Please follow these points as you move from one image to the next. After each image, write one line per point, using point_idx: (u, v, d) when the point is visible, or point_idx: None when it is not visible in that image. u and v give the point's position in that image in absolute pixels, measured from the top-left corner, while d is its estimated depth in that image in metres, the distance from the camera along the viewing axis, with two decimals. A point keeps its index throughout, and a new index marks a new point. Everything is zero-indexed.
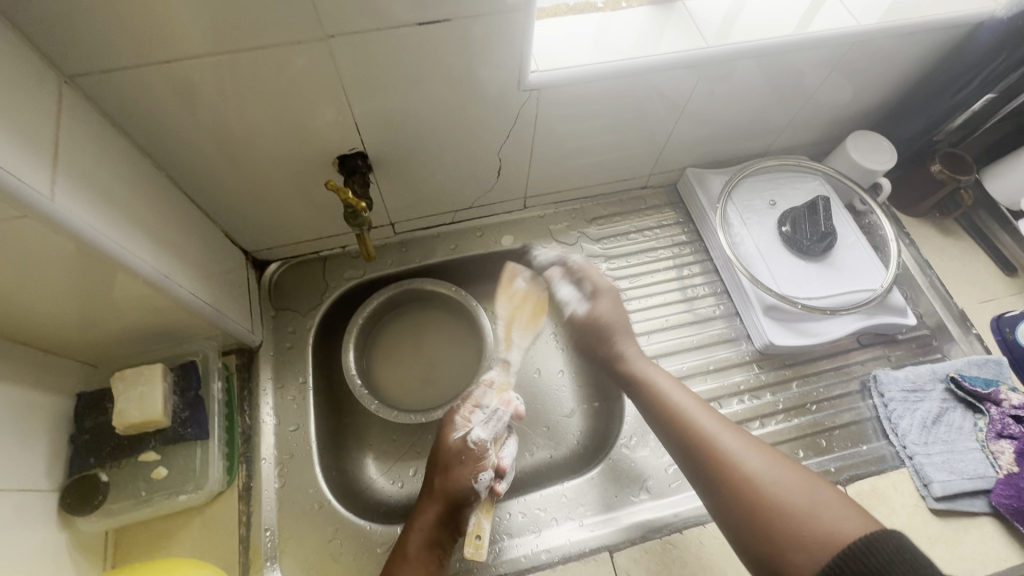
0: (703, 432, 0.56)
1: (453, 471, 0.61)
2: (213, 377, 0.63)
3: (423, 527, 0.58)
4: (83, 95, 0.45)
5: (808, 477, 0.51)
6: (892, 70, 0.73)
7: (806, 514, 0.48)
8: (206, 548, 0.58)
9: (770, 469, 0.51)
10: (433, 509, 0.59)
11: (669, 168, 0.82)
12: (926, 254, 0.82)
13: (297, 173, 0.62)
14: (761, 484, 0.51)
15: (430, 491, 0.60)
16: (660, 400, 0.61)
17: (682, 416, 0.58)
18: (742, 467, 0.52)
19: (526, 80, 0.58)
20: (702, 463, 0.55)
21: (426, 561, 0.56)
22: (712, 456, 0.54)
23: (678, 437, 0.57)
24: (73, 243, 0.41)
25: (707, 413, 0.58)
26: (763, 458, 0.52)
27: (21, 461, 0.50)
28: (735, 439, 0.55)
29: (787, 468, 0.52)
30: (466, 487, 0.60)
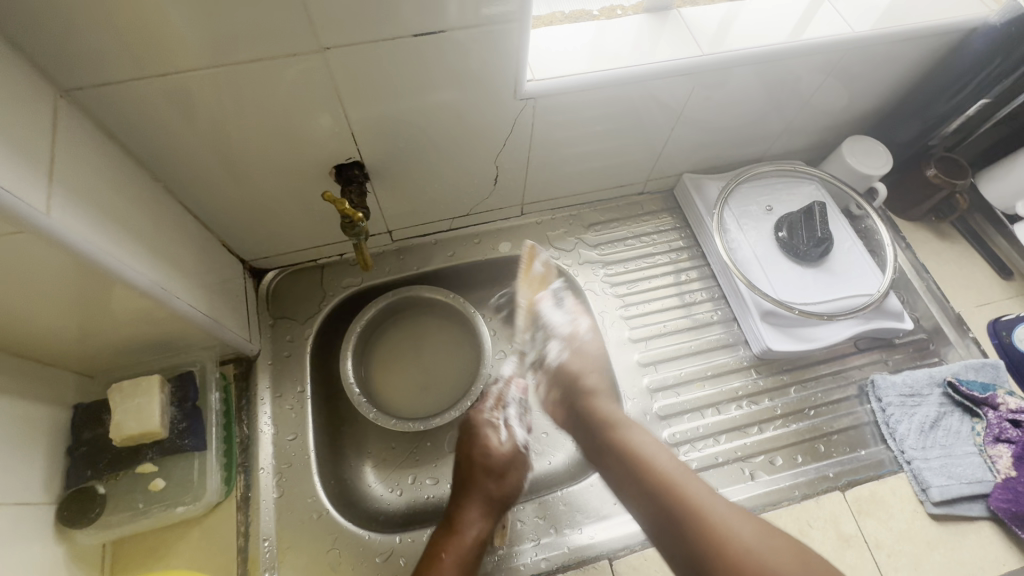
0: (690, 502, 0.54)
1: (495, 472, 0.64)
2: (210, 387, 0.64)
3: (467, 528, 0.59)
4: (79, 109, 0.46)
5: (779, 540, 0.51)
6: (887, 75, 0.73)
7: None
8: (204, 559, 0.58)
9: (751, 535, 0.51)
10: (479, 512, 0.60)
11: (666, 174, 0.83)
12: (922, 257, 0.82)
13: (294, 182, 0.62)
14: (754, 559, 0.49)
15: (473, 492, 0.62)
16: (643, 465, 0.59)
17: (666, 482, 0.57)
18: (732, 539, 0.51)
19: (522, 89, 0.58)
20: (687, 534, 0.53)
21: (466, 562, 0.57)
22: (701, 528, 0.52)
23: (661, 506, 0.55)
24: (69, 257, 0.41)
25: (691, 479, 0.57)
26: (755, 529, 0.51)
27: (17, 474, 0.50)
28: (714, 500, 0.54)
29: (777, 538, 0.51)
30: (507, 492, 0.63)
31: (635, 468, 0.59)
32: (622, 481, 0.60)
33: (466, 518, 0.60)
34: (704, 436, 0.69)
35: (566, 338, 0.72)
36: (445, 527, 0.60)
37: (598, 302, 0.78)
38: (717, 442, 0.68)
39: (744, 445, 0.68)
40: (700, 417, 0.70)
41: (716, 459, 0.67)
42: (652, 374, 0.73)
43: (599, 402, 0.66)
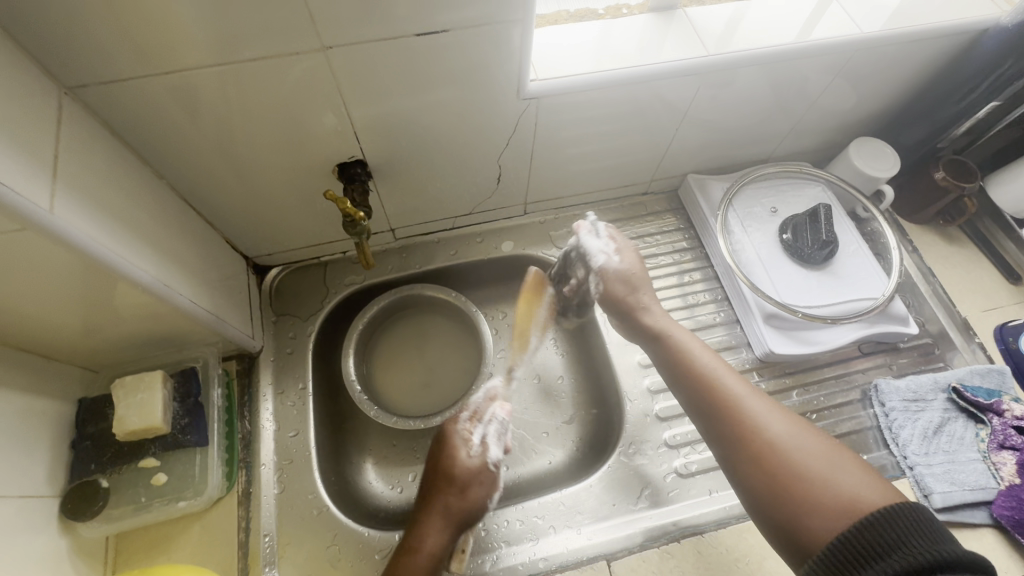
0: (726, 395, 0.53)
1: (460, 491, 0.57)
2: (213, 383, 0.64)
3: (423, 548, 0.54)
4: (83, 106, 0.46)
5: (831, 446, 0.48)
6: (897, 76, 0.72)
7: (827, 476, 0.46)
8: (205, 553, 0.58)
9: (798, 437, 0.49)
10: (436, 531, 0.55)
11: (671, 175, 0.82)
12: (929, 261, 0.81)
13: (297, 179, 0.62)
14: (787, 447, 0.48)
15: (432, 510, 0.56)
16: (686, 362, 0.58)
17: (707, 381, 0.55)
18: (766, 430, 0.50)
19: (526, 88, 0.58)
20: (721, 425, 0.52)
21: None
22: (735, 421, 0.51)
23: (701, 401, 0.55)
24: (71, 253, 0.41)
25: (731, 376, 0.55)
26: (787, 423, 0.50)
27: (22, 467, 0.50)
28: (758, 403, 0.52)
29: (810, 433, 0.49)
30: (468, 514, 0.57)
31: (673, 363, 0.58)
32: (668, 375, 0.59)
33: (423, 536, 0.54)
34: None
35: (600, 273, 0.65)
36: (402, 546, 0.54)
37: None
38: None
39: None
40: None
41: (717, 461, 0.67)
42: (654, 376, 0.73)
43: (645, 314, 0.63)
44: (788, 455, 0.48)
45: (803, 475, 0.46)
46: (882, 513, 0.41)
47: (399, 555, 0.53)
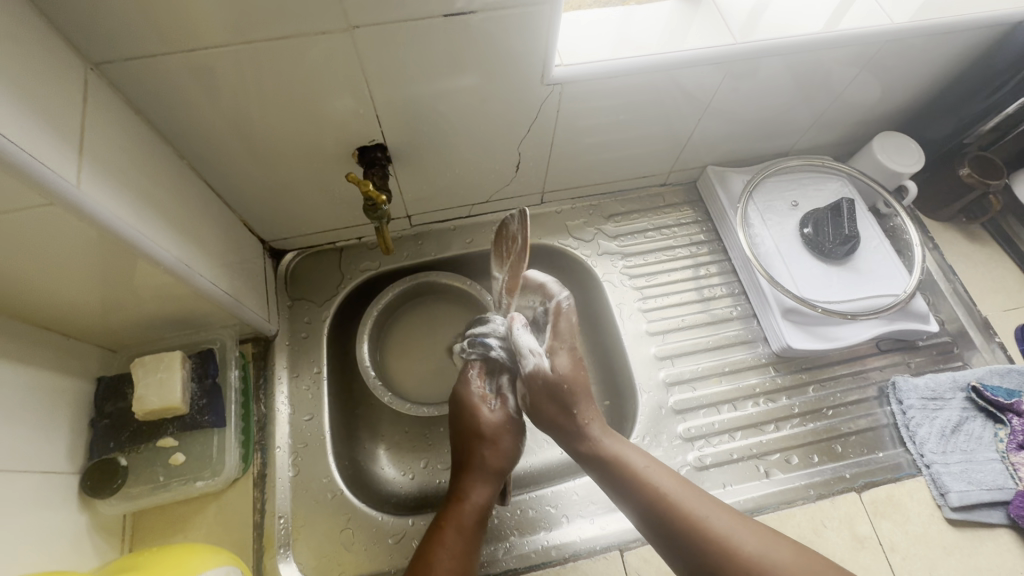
0: (690, 516, 0.47)
1: (494, 444, 0.59)
2: (230, 364, 0.64)
3: (472, 500, 0.56)
4: (108, 82, 0.45)
5: (805, 555, 0.44)
6: (923, 71, 0.71)
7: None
8: (221, 533, 0.59)
9: (769, 551, 0.44)
10: (479, 483, 0.57)
11: (689, 166, 0.81)
12: (950, 259, 0.80)
13: (317, 163, 0.62)
14: (763, 567, 0.43)
15: (472, 467, 0.58)
16: (636, 481, 0.51)
17: (665, 502, 0.49)
18: (743, 549, 0.45)
19: (550, 74, 0.57)
20: (688, 550, 0.46)
21: (468, 533, 0.54)
22: (704, 543, 0.46)
23: (660, 525, 0.48)
24: (95, 230, 0.41)
25: (692, 494, 0.49)
26: (756, 534, 0.46)
27: (44, 442, 0.51)
28: (719, 513, 0.47)
29: (782, 545, 0.45)
30: (503, 467, 0.59)
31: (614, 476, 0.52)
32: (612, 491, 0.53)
33: (467, 488, 0.57)
34: (720, 431, 0.68)
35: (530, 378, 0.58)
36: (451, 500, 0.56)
37: (615, 294, 0.77)
38: (732, 438, 0.68)
39: (760, 442, 0.68)
40: (716, 413, 0.70)
41: (731, 455, 0.67)
42: (668, 368, 0.72)
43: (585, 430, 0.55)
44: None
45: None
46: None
47: (449, 510, 0.55)
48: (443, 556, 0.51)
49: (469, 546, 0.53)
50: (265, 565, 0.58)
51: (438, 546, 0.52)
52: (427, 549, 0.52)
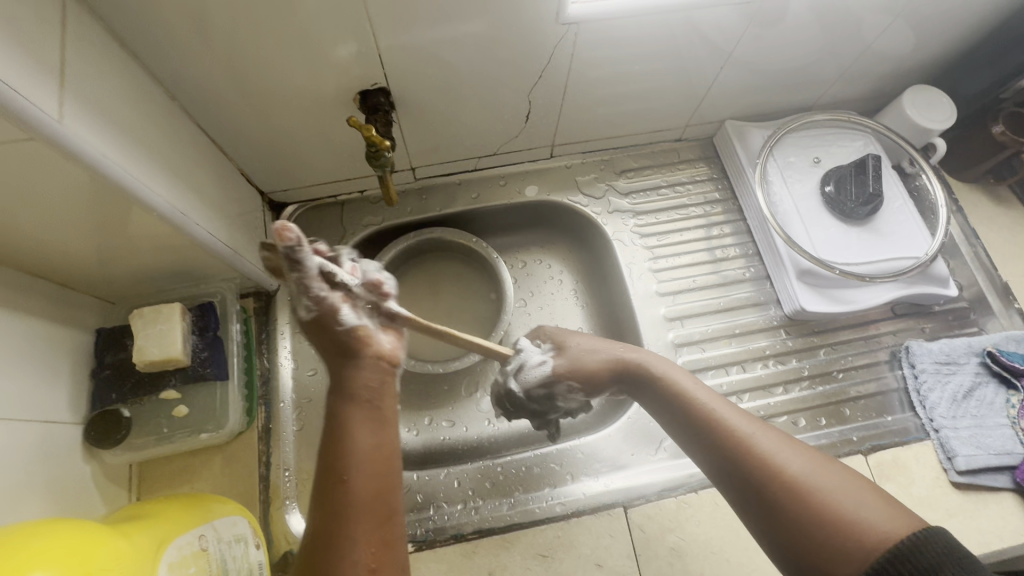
0: (726, 427, 0.43)
1: (332, 351, 0.44)
2: (231, 318, 0.63)
3: (354, 387, 0.42)
4: (88, 10, 0.42)
5: (851, 476, 0.39)
6: (963, 19, 0.66)
7: (848, 510, 0.36)
8: (227, 484, 0.59)
9: (812, 471, 0.39)
10: (365, 371, 0.43)
11: (707, 120, 0.78)
12: (974, 222, 0.77)
13: (316, 109, 0.59)
14: (804, 485, 0.38)
15: (352, 360, 0.43)
16: (678, 395, 0.48)
17: (707, 414, 0.45)
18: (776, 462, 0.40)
19: (565, 12, 0.53)
20: (729, 461, 0.42)
21: (376, 412, 0.41)
22: (739, 455, 0.42)
23: (704, 437, 0.44)
24: (84, 173, 0.39)
25: (729, 409, 0.45)
26: (806, 459, 0.40)
27: (46, 392, 0.50)
28: (773, 440, 0.41)
29: (831, 470, 0.39)
30: (377, 348, 0.44)
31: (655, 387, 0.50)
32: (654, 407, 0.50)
33: (352, 376, 0.42)
34: (727, 393, 0.68)
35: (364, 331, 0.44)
36: (330, 396, 0.42)
37: (625, 253, 0.75)
38: (740, 400, 0.67)
39: (768, 404, 0.67)
40: (724, 374, 0.69)
41: None
42: (677, 330, 0.71)
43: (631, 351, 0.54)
44: (802, 502, 0.38)
45: (819, 516, 0.37)
46: (907, 541, 0.34)
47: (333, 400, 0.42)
48: (357, 443, 0.39)
49: (379, 425, 0.41)
50: (272, 517, 0.59)
51: (343, 435, 0.40)
52: (330, 439, 0.40)
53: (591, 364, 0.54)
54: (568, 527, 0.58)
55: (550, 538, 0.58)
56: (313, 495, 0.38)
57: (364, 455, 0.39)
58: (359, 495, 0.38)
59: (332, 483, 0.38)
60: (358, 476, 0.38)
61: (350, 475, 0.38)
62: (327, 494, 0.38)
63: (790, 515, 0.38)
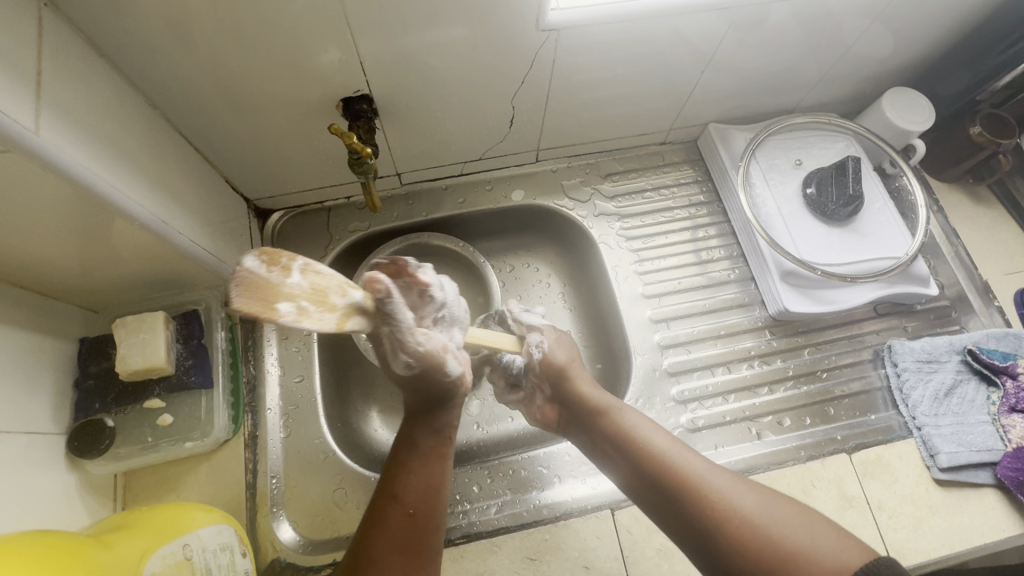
0: (681, 471, 0.47)
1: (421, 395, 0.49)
2: (216, 326, 0.63)
3: (443, 426, 0.49)
4: (65, 19, 0.42)
5: (786, 501, 0.45)
6: (940, 22, 0.67)
7: (792, 543, 0.41)
8: (213, 493, 0.59)
9: (756, 501, 0.44)
10: (455, 414, 0.50)
11: (691, 123, 0.78)
12: (954, 221, 0.78)
13: (299, 116, 0.59)
14: (750, 517, 0.43)
15: (445, 408, 0.49)
16: (625, 439, 0.52)
17: (660, 461, 0.49)
18: (724, 503, 0.44)
19: (545, 19, 0.53)
20: (681, 506, 0.46)
21: (444, 458, 0.48)
22: (691, 500, 0.46)
23: (652, 482, 0.48)
24: (62, 182, 0.39)
25: (681, 450, 0.50)
26: (750, 490, 0.45)
27: (27, 403, 0.50)
28: (717, 476, 0.47)
29: (776, 500, 0.44)
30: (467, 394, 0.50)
31: (607, 436, 0.53)
32: (608, 458, 0.53)
33: (443, 419, 0.49)
34: (713, 394, 0.68)
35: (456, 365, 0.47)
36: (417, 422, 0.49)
37: (612, 256, 0.75)
38: (726, 400, 0.68)
39: (753, 404, 0.67)
40: (710, 375, 0.69)
41: (724, 417, 0.67)
42: (664, 331, 0.71)
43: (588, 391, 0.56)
44: (744, 533, 0.42)
45: (765, 547, 0.41)
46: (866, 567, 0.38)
47: (421, 431, 0.49)
48: (423, 479, 0.46)
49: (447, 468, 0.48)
50: (259, 524, 0.59)
51: (415, 471, 0.46)
52: (401, 469, 0.46)
53: (571, 385, 0.57)
54: (556, 529, 0.58)
55: (537, 541, 0.58)
56: (374, 508, 0.44)
57: (428, 494, 0.45)
58: (423, 519, 0.44)
59: (399, 508, 0.44)
60: (422, 514, 0.44)
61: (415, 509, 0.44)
62: (387, 510, 0.44)
63: (736, 551, 0.42)
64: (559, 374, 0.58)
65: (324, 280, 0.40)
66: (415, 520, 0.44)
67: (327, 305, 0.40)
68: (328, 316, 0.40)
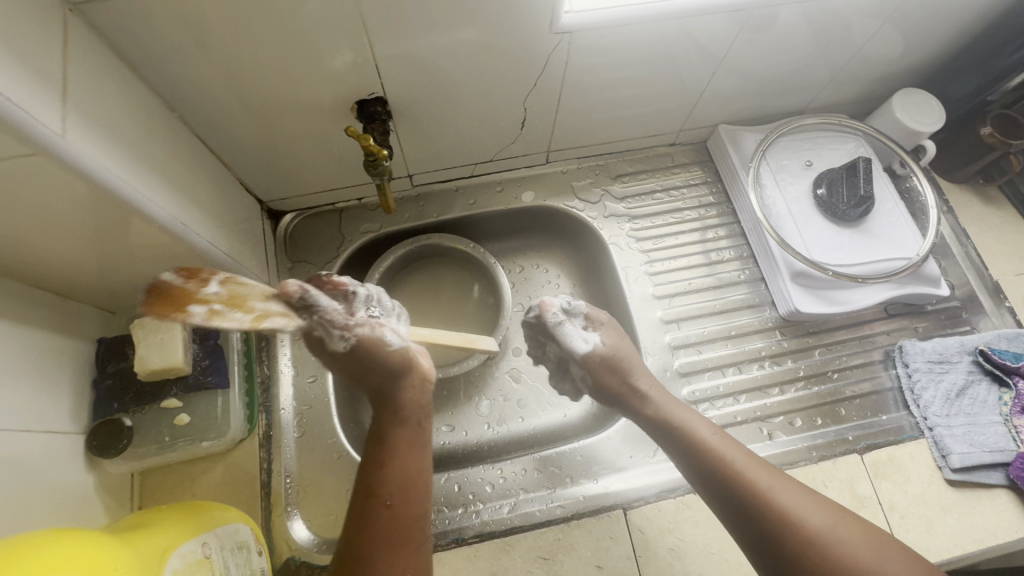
0: (751, 481, 0.47)
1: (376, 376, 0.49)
2: (231, 326, 0.64)
3: (407, 408, 0.49)
4: (88, 24, 0.42)
5: (856, 521, 0.45)
6: (951, 23, 0.67)
7: (865, 566, 0.42)
8: (228, 492, 0.59)
9: (827, 518, 0.44)
10: (412, 392, 0.50)
11: (701, 125, 0.79)
12: (965, 222, 0.78)
13: (314, 118, 0.59)
14: (821, 535, 0.43)
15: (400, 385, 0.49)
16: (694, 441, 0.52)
17: (728, 468, 0.49)
18: (790, 511, 0.45)
19: (558, 21, 0.53)
20: (750, 515, 0.46)
21: (417, 440, 0.48)
22: (759, 510, 0.46)
23: (719, 487, 0.49)
24: (85, 184, 0.39)
25: (751, 458, 0.49)
26: (821, 507, 0.45)
27: (47, 403, 0.50)
28: (787, 489, 0.47)
29: (847, 519, 0.45)
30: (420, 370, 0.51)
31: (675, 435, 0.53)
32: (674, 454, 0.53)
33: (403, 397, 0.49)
34: (724, 394, 0.68)
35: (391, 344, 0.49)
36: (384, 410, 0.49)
37: (622, 256, 0.76)
38: (737, 401, 0.68)
39: (764, 405, 0.68)
40: (721, 376, 0.70)
41: (735, 417, 0.67)
42: (674, 332, 0.72)
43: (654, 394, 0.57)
44: (814, 548, 0.43)
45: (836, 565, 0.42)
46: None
47: (388, 423, 0.48)
48: (398, 465, 0.46)
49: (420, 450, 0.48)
50: (274, 523, 0.59)
51: (388, 460, 0.46)
52: (375, 461, 0.46)
53: (627, 385, 0.58)
54: (569, 529, 0.58)
55: (551, 540, 0.58)
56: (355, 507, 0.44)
57: (406, 479, 0.46)
58: (401, 506, 0.44)
59: (377, 503, 0.44)
60: (400, 503, 0.44)
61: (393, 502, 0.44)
62: (366, 507, 0.44)
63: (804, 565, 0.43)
64: (609, 367, 0.59)
65: (245, 290, 0.45)
66: (393, 511, 0.44)
67: (243, 307, 0.43)
68: (242, 316, 0.42)
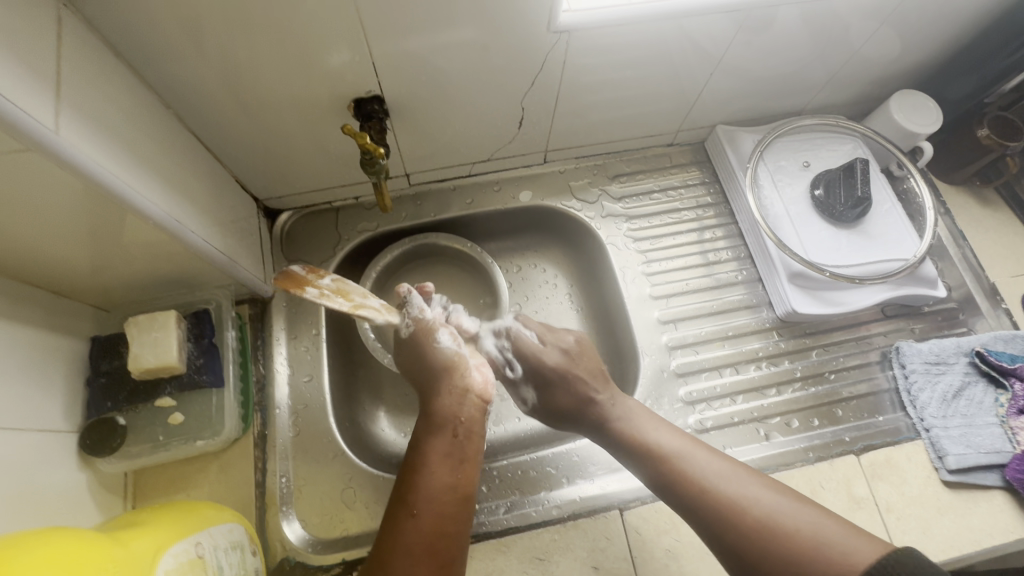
0: (700, 480, 0.49)
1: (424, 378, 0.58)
2: (227, 325, 0.63)
3: (442, 417, 0.53)
4: (83, 20, 0.42)
5: (808, 503, 0.46)
6: (948, 25, 0.67)
7: (812, 545, 0.42)
8: (223, 491, 0.59)
9: (776, 505, 0.46)
10: (443, 400, 0.55)
11: (699, 125, 0.78)
12: (962, 224, 0.79)
13: (311, 116, 0.59)
14: (769, 522, 0.45)
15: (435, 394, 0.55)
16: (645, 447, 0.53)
17: (681, 469, 0.50)
18: (748, 510, 0.46)
19: (557, 20, 0.53)
20: (706, 513, 0.48)
21: (447, 451, 0.51)
22: (713, 508, 0.47)
23: (676, 489, 0.50)
24: (78, 181, 0.39)
25: (702, 454, 0.51)
26: (771, 494, 0.47)
27: (40, 401, 0.50)
28: (737, 481, 0.48)
29: (798, 502, 0.46)
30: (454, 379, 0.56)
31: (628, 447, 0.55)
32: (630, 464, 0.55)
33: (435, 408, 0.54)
34: (721, 394, 0.68)
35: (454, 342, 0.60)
36: (423, 424, 0.53)
37: (620, 257, 0.76)
38: (734, 402, 0.68)
39: (761, 406, 0.68)
40: (717, 376, 0.69)
41: (732, 418, 0.67)
42: (671, 332, 0.72)
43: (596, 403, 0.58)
44: (767, 537, 0.44)
45: (789, 553, 0.43)
46: (878, 566, 0.39)
47: (420, 434, 0.53)
48: (426, 476, 0.49)
49: (454, 463, 0.51)
50: (268, 523, 0.59)
51: (419, 469, 0.49)
52: (408, 470, 0.50)
53: (571, 392, 0.59)
54: (565, 530, 0.58)
55: (546, 541, 0.58)
56: (387, 513, 0.47)
57: (438, 490, 0.48)
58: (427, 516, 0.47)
59: (404, 511, 0.47)
60: (425, 513, 0.47)
61: (418, 511, 0.47)
62: (397, 518, 0.47)
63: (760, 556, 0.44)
64: (556, 377, 0.60)
65: (352, 287, 0.60)
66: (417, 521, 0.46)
67: (347, 296, 0.59)
68: (344, 300, 0.58)
